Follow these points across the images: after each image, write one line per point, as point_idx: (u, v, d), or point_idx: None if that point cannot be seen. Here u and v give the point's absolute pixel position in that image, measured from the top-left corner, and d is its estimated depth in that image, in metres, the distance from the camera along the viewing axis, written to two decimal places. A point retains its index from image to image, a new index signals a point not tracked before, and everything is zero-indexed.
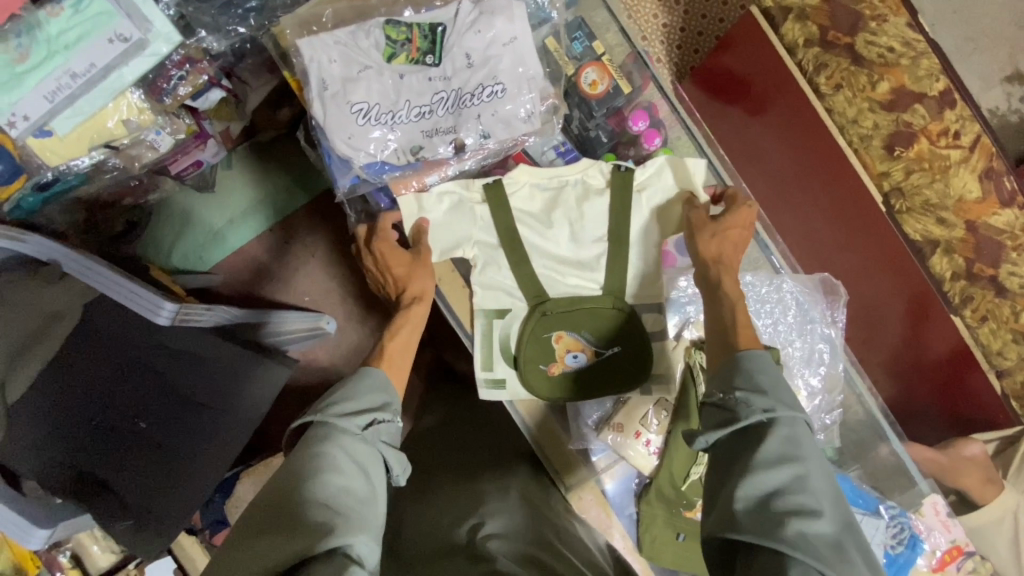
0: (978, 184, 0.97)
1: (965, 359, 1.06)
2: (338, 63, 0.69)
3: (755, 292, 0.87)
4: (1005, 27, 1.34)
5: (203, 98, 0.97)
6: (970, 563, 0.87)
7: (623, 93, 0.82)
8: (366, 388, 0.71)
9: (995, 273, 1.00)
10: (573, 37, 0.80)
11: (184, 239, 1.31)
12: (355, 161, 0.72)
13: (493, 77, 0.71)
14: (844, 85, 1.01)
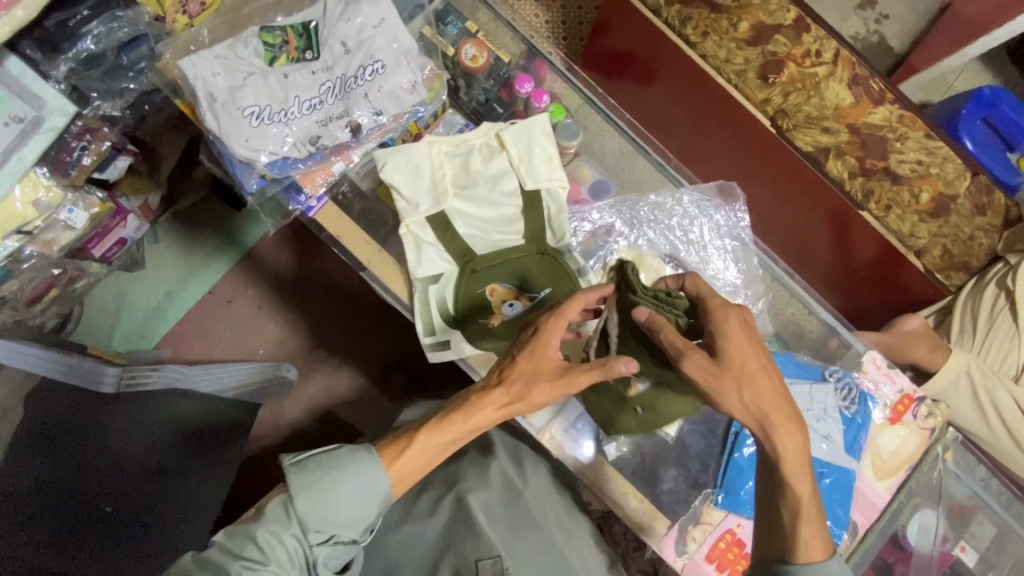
0: (848, 91, 1.05)
1: (894, 257, 1.14)
2: (221, 76, 0.72)
3: (665, 211, 0.92)
4: None
5: (110, 167, 0.97)
6: (925, 407, 0.85)
7: (504, 63, 0.86)
8: (354, 491, 0.68)
9: (887, 164, 1.08)
10: (445, 23, 0.84)
11: (124, 320, 1.31)
12: (257, 160, 0.73)
13: (370, 56, 0.75)
14: (710, 32, 1.11)
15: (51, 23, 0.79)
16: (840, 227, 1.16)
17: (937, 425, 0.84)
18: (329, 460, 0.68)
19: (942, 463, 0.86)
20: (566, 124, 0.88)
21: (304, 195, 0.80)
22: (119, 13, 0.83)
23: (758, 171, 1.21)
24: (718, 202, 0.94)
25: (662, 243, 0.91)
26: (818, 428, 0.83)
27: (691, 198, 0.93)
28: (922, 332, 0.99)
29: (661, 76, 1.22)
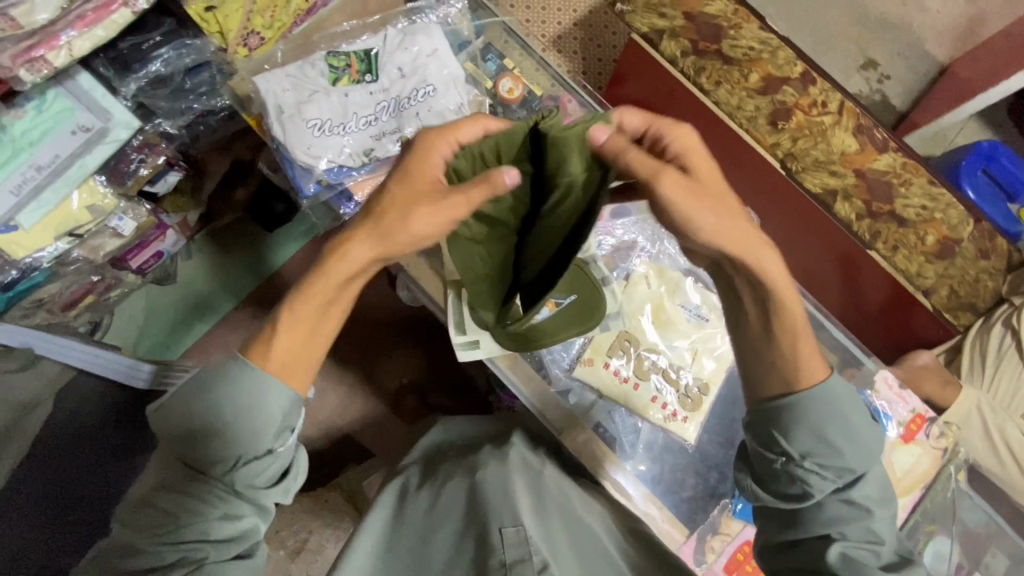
0: (853, 138, 1.15)
1: (906, 299, 1.15)
2: (291, 91, 0.80)
3: None
4: (848, 29, 1.61)
5: (161, 180, 1.04)
6: (937, 427, 0.86)
7: (537, 96, 0.92)
8: (238, 405, 0.59)
9: (892, 208, 1.13)
10: (485, 59, 0.92)
11: (150, 331, 1.35)
12: (317, 167, 0.80)
13: (423, 81, 0.83)
14: (723, 82, 1.19)
15: (126, 46, 0.88)
16: (851, 271, 1.20)
17: (949, 445, 0.86)
18: (192, 382, 0.61)
19: (956, 483, 0.88)
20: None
21: (354, 203, 0.84)
22: (188, 42, 0.92)
23: (768, 212, 1.27)
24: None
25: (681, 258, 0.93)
26: None
27: None
28: (934, 366, 1.02)
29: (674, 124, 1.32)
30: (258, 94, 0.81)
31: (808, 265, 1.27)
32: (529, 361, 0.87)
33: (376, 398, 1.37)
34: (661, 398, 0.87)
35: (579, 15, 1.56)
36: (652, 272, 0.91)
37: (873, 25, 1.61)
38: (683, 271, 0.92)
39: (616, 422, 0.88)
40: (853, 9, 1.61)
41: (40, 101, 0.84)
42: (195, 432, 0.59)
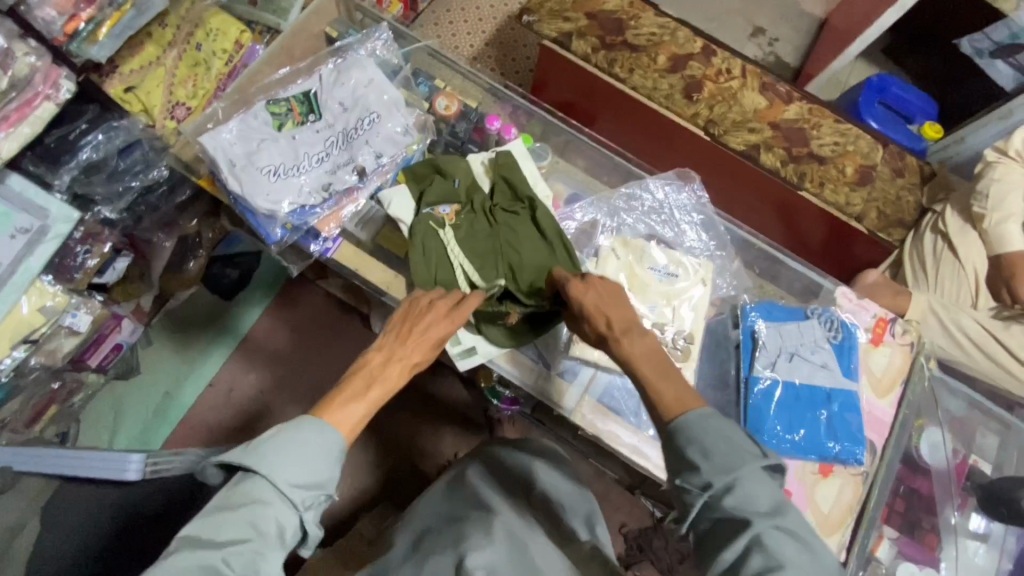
0: (761, 96, 1.27)
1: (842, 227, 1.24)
2: (238, 144, 0.81)
3: (640, 203, 0.99)
4: (731, 6, 1.76)
5: (109, 269, 1.01)
6: (899, 326, 0.92)
7: (472, 109, 0.97)
8: (308, 453, 0.61)
9: (811, 149, 1.24)
10: (417, 83, 0.96)
11: (124, 429, 1.28)
12: (279, 211, 0.80)
13: (366, 109, 0.85)
14: (636, 68, 1.27)
15: (52, 139, 0.88)
16: (788, 213, 1.31)
17: (915, 340, 0.92)
18: (279, 437, 0.61)
19: (931, 372, 0.91)
20: (536, 149, 0.98)
21: (321, 239, 0.85)
22: (115, 124, 0.91)
23: (707, 172, 1.35)
24: (679, 184, 1.02)
25: (639, 227, 0.98)
26: (816, 361, 0.88)
27: (655, 185, 1.00)
28: (883, 282, 1.10)
29: (601, 120, 1.40)
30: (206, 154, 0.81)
31: (753, 219, 1.38)
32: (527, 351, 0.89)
33: (371, 443, 1.33)
34: (657, 357, 0.87)
35: (489, 35, 1.64)
36: (616, 243, 0.94)
37: None
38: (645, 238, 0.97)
39: (620, 393, 0.89)
40: None
41: None
42: (272, 475, 0.59)
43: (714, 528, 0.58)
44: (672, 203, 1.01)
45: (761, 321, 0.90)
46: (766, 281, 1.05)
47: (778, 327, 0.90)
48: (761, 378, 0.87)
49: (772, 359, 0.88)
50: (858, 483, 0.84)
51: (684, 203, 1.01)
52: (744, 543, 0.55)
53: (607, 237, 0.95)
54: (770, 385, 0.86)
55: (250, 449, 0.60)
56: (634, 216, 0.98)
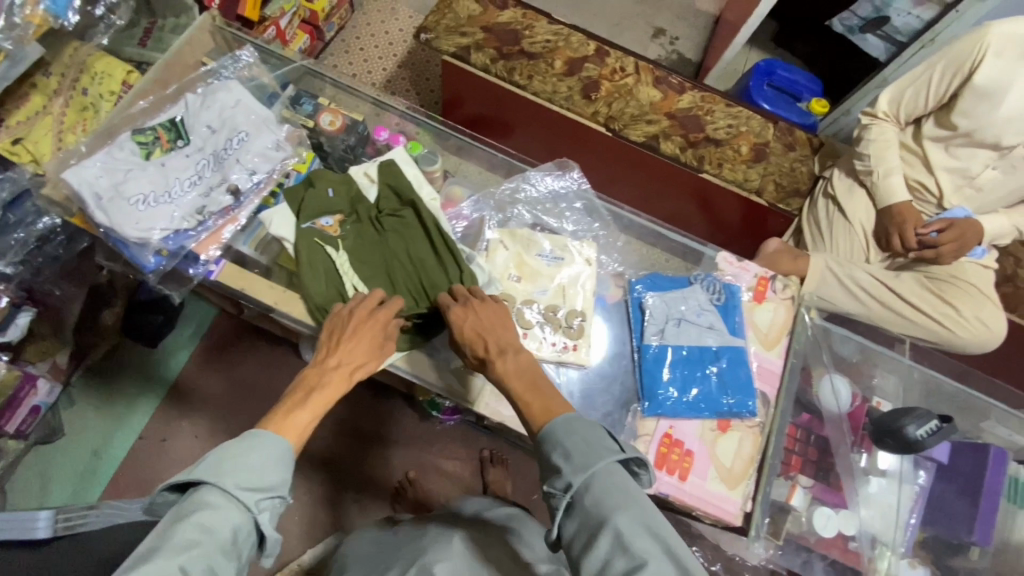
0: (657, 89, 1.33)
1: (753, 203, 1.31)
2: (103, 176, 0.79)
3: (535, 200, 1.04)
4: (631, 10, 1.82)
5: (11, 325, 0.97)
6: (779, 282, 0.98)
7: (360, 121, 1.00)
8: (259, 458, 0.62)
9: (707, 134, 1.30)
10: (300, 103, 0.98)
11: (52, 494, 1.22)
12: (151, 238, 0.78)
13: (234, 129, 0.85)
14: (534, 74, 1.31)
15: None
16: (704, 199, 1.37)
17: (795, 293, 0.98)
18: (225, 453, 0.61)
19: (813, 322, 0.99)
20: (424, 154, 1.01)
21: (203, 262, 0.83)
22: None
23: (618, 169, 1.41)
24: (558, 173, 1.06)
25: (525, 218, 1.03)
26: (702, 322, 0.94)
27: (537, 177, 1.05)
28: (784, 249, 1.17)
29: (517, 128, 1.45)
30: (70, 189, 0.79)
31: (672, 207, 1.45)
32: (425, 351, 0.88)
33: (317, 474, 1.30)
34: (551, 337, 0.90)
35: (401, 57, 1.68)
36: (504, 236, 0.96)
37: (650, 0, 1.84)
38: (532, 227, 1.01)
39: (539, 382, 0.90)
40: None
41: None
42: (225, 482, 0.59)
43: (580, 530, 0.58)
44: (557, 194, 1.06)
45: (647, 294, 0.96)
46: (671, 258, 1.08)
47: (663, 298, 0.95)
48: (650, 344, 0.92)
49: (660, 328, 0.93)
50: (755, 434, 0.89)
51: (565, 191, 1.05)
52: (606, 534, 0.56)
53: (494, 230, 0.98)
54: (659, 350, 0.92)
55: (201, 465, 0.60)
56: (526, 210, 1.03)
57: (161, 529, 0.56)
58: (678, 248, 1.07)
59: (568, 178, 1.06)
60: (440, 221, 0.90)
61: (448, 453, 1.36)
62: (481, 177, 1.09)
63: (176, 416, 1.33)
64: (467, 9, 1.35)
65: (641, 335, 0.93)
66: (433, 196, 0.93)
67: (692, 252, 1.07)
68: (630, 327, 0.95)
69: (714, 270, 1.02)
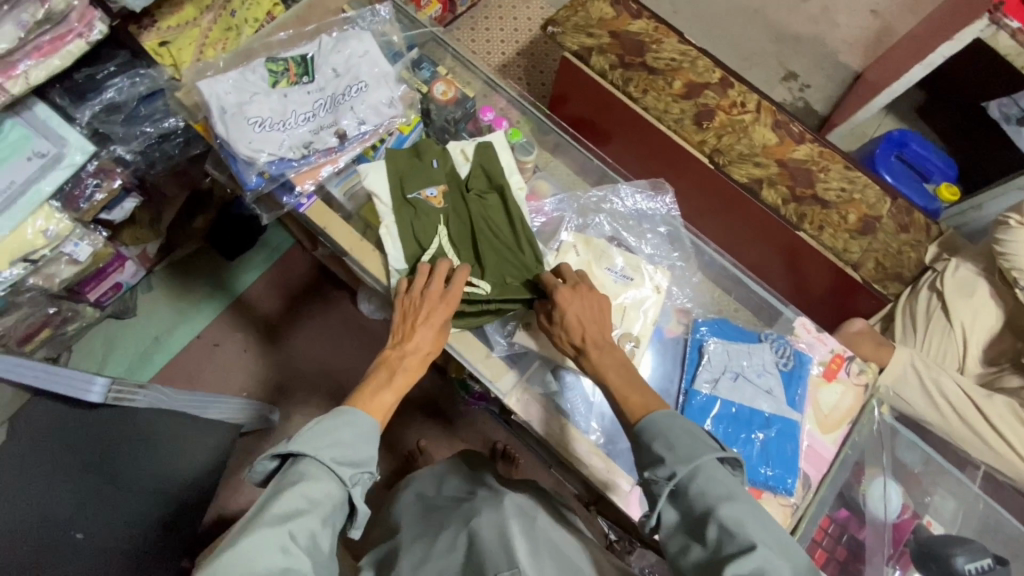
0: (773, 133, 1.26)
1: (846, 275, 1.22)
2: (232, 93, 0.85)
3: (619, 214, 1.02)
4: (767, 46, 1.72)
5: (117, 207, 1.08)
6: (856, 365, 0.92)
7: (469, 97, 1.01)
8: (349, 433, 0.67)
9: (815, 192, 1.22)
10: (420, 67, 1.00)
11: (111, 365, 1.34)
12: (257, 159, 0.84)
13: (356, 78, 0.89)
14: (649, 90, 1.29)
15: (80, 76, 0.94)
16: (793, 258, 1.29)
17: (869, 381, 0.92)
18: (320, 429, 0.66)
19: (880, 416, 0.93)
20: (523, 142, 0.99)
21: (296, 193, 0.88)
22: (141, 71, 0.97)
23: (710, 205, 1.36)
24: (650, 193, 1.04)
25: (604, 228, 1.01)
26: (761, 383, 0.89)
27: (626, 192, 1.04)
28: (868, 332, 1.09)
29: (616, 138, 1.42)
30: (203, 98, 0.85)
31: (756, 258, 1.38)
32: (473, 332, 0.89)
33: None
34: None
35: (521, 45, 1.69)
36: (580, 241, 0.94)
37: (790, 41, 1.74)
38: (607, 239, 1.00)
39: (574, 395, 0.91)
40: (770, 28, 1.74)
41: None
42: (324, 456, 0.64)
43: (683, 518, 0.64)
44: (642, 214, 1.03)
45: (709, 338, 0.92)
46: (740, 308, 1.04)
47: (726, 346, 0.91)
48: (699, 391, 0.88)
49: (715, 376, 0.89)
50: (785, 514, 0.83)
51: (652, 212, 1.03)
52: (709, 522, 0.61)
53: (570, 233, 0.97)
54: (706, 399, 0.88)
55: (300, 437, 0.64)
56: (608, 222, 1.01)
57: (265, 496, 0.60)
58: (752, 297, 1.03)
59: (657, 201, 1.04)
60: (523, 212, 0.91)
61: (465, 436, 1.37)
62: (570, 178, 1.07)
63: (233, 326, 1.43)
64: (600, 11, 1.33)
65: (692, 378, 0.89)
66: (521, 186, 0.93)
67: (766, 306, 1.03)
68: (683, 367, 0.92)
69: (788, 332, 0.97)
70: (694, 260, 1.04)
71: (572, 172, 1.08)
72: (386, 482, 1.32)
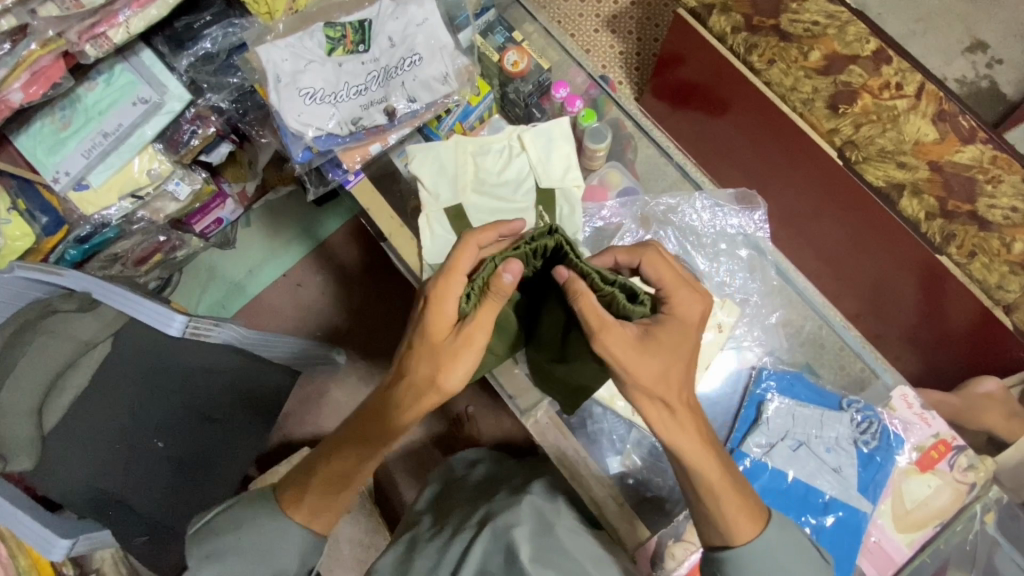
0: (932, 127, 0.93)
1: (991, 323, 1.01)
2: (288, 61, 0.84)
3: (692, 232, 0.98)
4: (955, 4, 1.34)
5: (215, 151, 1.14)
6: (964, 460, 0.83)
7: (543, 69, 0.94)
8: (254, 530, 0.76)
9: (974, 208, 0.94)
10: (494, 33, 0.94)
11: (212, 290, 1.49)
12: (306, 133, 0.85)
13: (410, 50, 0.86)
14: (777, 60, 1.06)
15: (180, 25, 0.98)
16: (928, 288, 1.08)
17: (977, 480, 0.83)
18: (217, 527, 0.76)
19: (981, 524, 0.85)
20: (594, 128, 0.93)
21: (344, 170, 0.91)
22: (235, 21, 1.00)
23: (831, 211, 1.16)
24: (735, 208, 0.99)
25: (669, 245, 0.97)
26: (826, 459, 0.84)
27: (704, 201, 0.99)
28: None
29: (734, 109, 1.21)
30: (260, 64, 0.85)
31: (882, 276, 1.16)
32: None
33: None
34: None
35: None
36: None
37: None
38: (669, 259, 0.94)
39: (606, 419, 0.92)
40: None
41: (109, 75, 0.96)
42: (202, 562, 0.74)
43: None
44: (719, 220, 0.99)
45: (775, 395, 0.87)
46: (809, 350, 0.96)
47: (792, 408, 0.86)
48: (747, 454, 0.84)
49: (771, 441, 0.85)
50: None
51: (734, 231, 0.98)
52: None
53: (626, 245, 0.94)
54: (755, 463, 0.84)
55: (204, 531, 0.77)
56: (674, 240, 0.97)
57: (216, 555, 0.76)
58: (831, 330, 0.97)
59: (737, 217, 0.99)
60: (575, 216, 0.90)
61: (511, 412, 1.36)
62: (650, 156, 1.01)
63: (316, 269, 1.51)
64: None
65: (745, 435, 0.85)
66: (576, 185, 0.91)
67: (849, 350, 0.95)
68: (737, 419, 0.88)
69: (882, 402, 0.90)
70: (777, 287, 0.97)
71: (653, 151, 1.01)
72: (432, 441, 1.37)
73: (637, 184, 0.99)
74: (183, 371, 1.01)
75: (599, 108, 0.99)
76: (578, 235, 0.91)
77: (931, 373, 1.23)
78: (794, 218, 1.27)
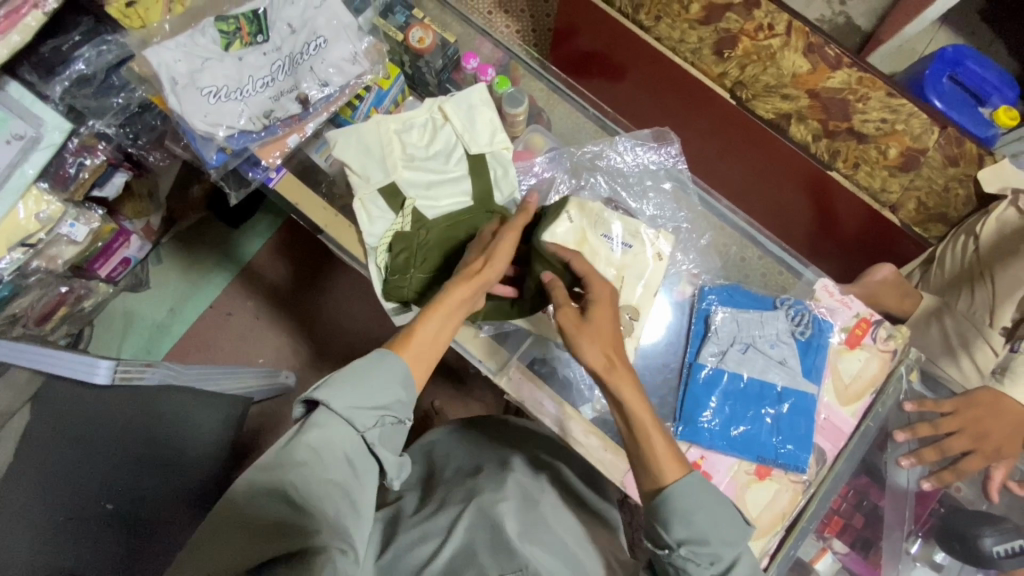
0: (804, 59, 1.03)
1: (879, 220, 1.14)
2: (182, 61, 0.81)
3: (619, 175, 1.03)
4: None
5: (108, 183, 1.05)
6: (883, 331, 0.94)
7: (448, 43, 0.97)
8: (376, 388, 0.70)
9: (851, 125, 1.06)
10: (394, 12, 0.95)
11: (133, 336, 1.37)
12: (217, 134, 0.83)
13: (313, 33, 0.86)
14: (662, 15, 1.13)
15: (46, 49, 0.90)
16: (822, 197, 1.18)
17: (897, 347, 0.93)
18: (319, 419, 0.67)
19: (908, 383, 0.95)
20: (510, 94, 0.96)
21: (263, 168, 0.90)
22: (108, 38, 0.92)
23: (730, 146, 1.25)
24: (653, 145, 1.04)
25: (602, 189, 1.02)
26: (772, 353, 0.92)
27: (625, 143, 1.04)
28: (891, 280, 1.11)
29: (631, 70, 1.28)
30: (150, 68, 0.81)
31: (781, 197, 1.26)
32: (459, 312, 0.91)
33: None
34: None
35: None
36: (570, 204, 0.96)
37: None
38: (606, 202, 1.00)
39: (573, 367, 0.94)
40: None
41: None
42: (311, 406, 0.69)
43: None
44: (641, 161, 1.04)
45: (718, 307, 0.95)
46: (738, 269, 1.05)
47: (735, 315, 0.94)
48: (704, 365, 0.92)
49: (721, 349, 0.92)
50: (798, 490, 0.88)
51: (657, 166, 1.04)
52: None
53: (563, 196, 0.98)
54: (712, 372, 0.91)
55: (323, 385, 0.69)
56: (606, 184, 1.02)
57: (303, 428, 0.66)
58: (755, 247, 1.06)
59: (657, 154, 1.05)
60: (511, 175, 0.94)
61: (477, 396, 1.37)
62: (569, 115, 1.07)
63: (246, 293, 1.43)
64: None
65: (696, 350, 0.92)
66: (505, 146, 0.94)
67: (780, 264, 1.04)
68: (689, 338, 0.95)
69: (809, 296, 0.99)
70: (700, 208, 1.05)
71: (573, 111, 1.07)
72: (404, 441, 1.35)
73: (559, 143, 1.04)
74: (120, 425, 0.91)
75: (511, 72, 1.04)
76: (516, 192, 0.94)
77: (849, 280, 1.33)
78: (700, 160, 1.35)
